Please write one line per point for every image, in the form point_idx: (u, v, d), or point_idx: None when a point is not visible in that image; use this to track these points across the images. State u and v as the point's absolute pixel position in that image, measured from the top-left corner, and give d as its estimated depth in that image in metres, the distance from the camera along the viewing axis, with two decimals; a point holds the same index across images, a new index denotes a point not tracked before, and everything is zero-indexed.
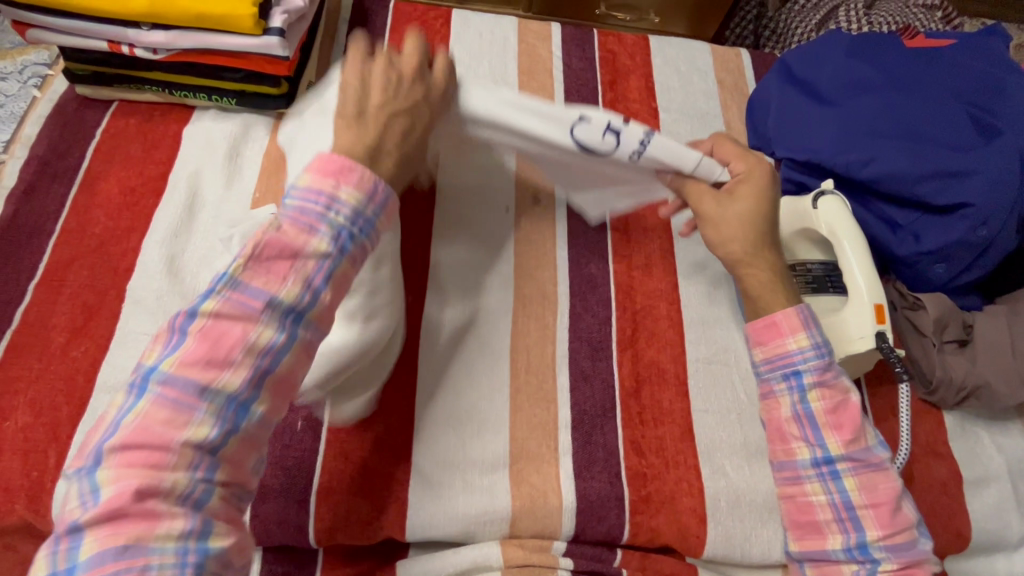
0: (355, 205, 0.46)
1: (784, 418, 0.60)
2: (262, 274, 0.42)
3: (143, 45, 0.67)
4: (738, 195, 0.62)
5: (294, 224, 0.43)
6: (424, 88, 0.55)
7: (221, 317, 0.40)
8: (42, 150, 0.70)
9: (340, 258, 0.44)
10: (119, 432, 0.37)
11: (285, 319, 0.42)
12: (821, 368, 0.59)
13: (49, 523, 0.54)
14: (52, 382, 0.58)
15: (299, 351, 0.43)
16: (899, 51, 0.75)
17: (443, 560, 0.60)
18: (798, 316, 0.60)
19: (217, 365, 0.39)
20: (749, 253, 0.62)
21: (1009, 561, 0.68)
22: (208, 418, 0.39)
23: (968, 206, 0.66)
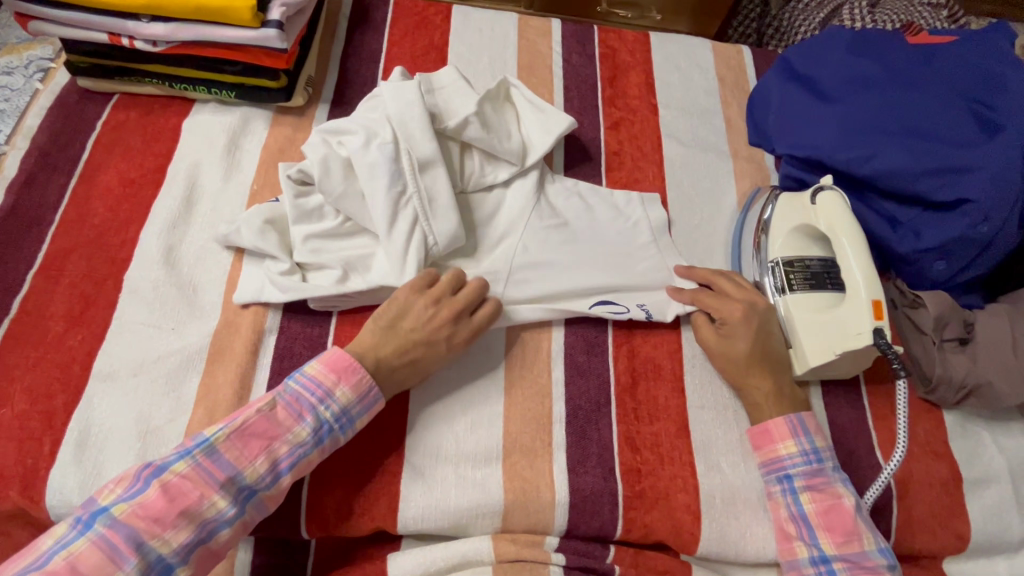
0: (344, 404, 0.56)
1: (783, 518, 0.60)
2: (237, 449, 0.51)
3: (142, 36, 0.68)
4: (728, 330, 0.65)
5: (286, 408, 0.54)
6: (450, 330, 0.61)
7: (187, 479, 0.48)
8: (44, 141, 0.71)
9: (312, 448, 0.54)
10: (50, 562, 0.44)
11: (238, 494, 0.50)
12: (810, 473, 0.60)
13: (43, 510, 0.54)
14: (48, 370, 0.58)
15: (238, 526, 0.50)
16: (900, 48, 0.75)
17: (434, 554, 0.59)
18: (788, 424, 0.62)
19: (162, 523, 0.46)
20: (746, 376, 0.64)
21: (1010, 564, 0.67)
22: (133, 574, 0.45)
23: (969, 202, 0.65)
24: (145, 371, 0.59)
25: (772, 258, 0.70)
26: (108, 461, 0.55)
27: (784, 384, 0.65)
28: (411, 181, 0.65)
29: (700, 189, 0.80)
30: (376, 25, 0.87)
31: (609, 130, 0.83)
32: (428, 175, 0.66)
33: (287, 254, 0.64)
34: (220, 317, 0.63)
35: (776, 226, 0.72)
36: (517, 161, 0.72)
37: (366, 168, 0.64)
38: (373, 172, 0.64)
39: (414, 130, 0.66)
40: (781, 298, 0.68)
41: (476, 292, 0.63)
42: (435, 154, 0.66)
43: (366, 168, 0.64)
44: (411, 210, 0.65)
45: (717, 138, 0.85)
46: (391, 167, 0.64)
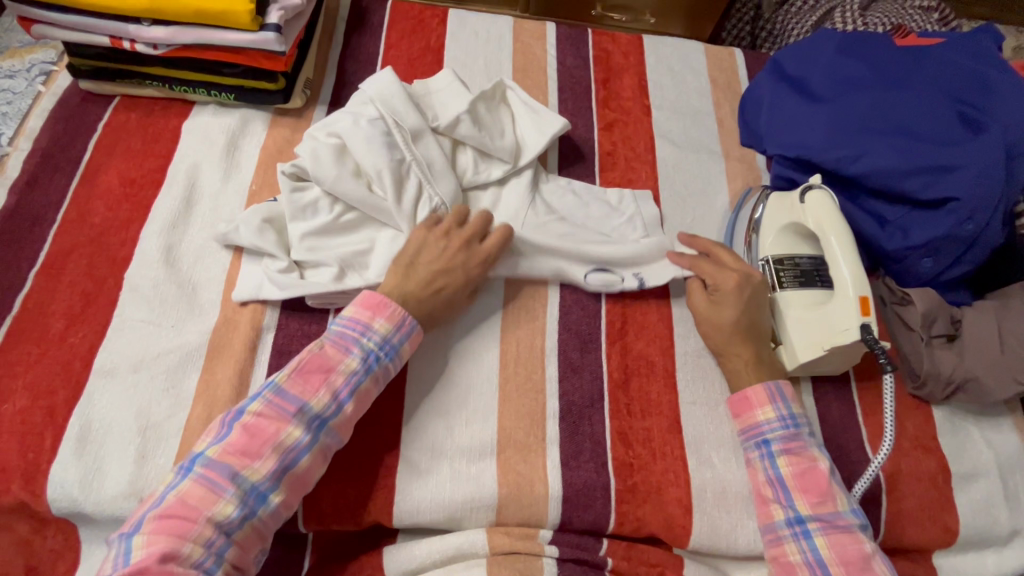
0: (385, 334, 0.59)
1: (761, 481, 0.60)
2: (299, 385, 0.55)
3: (143, 40, 0.69)
4: (716, 300, 0.67)
5: (334, 345, 0.57)
6: (467, 253, 0.64)
7: (262, 416, 0.53)
8: (46, 143, 0.72)
9: (365, 376, 0.57)
10: (165, 503, 0.49)
11: (310, 424, 0.54)
12: (787, 437, 0.61)
13: (45, 503, 0.55)
14: (50, 366, 0.59)
15: (317, 452, 0.54)
16: (889, 50, 0.76)
17: (429, 547, 0.60)
18: (765, 390, 0.63)
19: (249, 456, 0.51)
20: (730, 346, 0.66)
21: (998, 558, 0.68)
22: (233, 500, 0.50)
23: (955, 200, 0.66)
24: (145, 367, 0.60)
25: (762, 256, 0.72)
26: (109, 456, 0.56)
27: (767, 359, 0.66)
28: (407, 150, 0.68)
29: (693, 189, 0.81)
30: (374, 28, 0.88)
31: (603, 131, 0.84)
32: (421, 144, 0.69)
33: (284, 252, 0.65)
34: (219, 314, 0.64)
35: (767, 225, 0.73)
36: (509, 158, 0.73)
37: (361, 142, 0.67)
38: (367, 145, 0.67)
39: (399, 106, 0.70)
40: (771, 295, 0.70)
41: (481, 223, 0.66)
42: (424, 125, 0.70)
43: (359, 143, 0.67)
44: (415, 177, 0.68)
45: (710, 138, 0.86)
46: (386, 139, 0.68)
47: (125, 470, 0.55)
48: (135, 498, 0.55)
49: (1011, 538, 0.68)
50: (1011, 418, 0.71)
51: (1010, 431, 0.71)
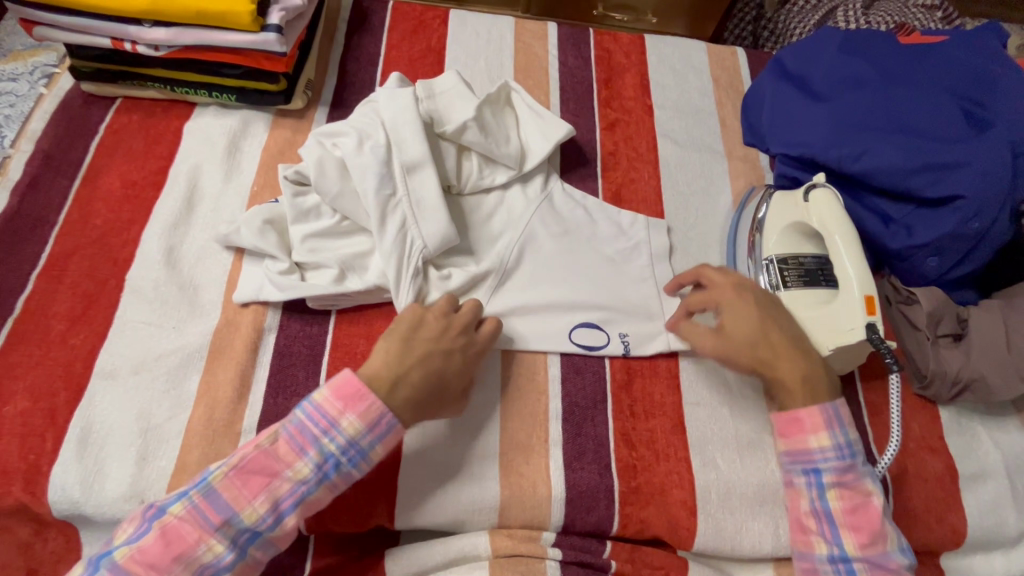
0: (351, 436, 0.52)
1: (804, 512, 0.58)
2: (234, 489, 0.49)
3: (144, 41, 0.69)
4: (729, 329, 0.62)
5: (289, 441, 0.51)
6: (467, 339, 0.60)
7: (184, 522, 0.48)
8: (48, 144, 0.72)
9: (316, 484, 0.51)
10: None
11: (238, 536, 0.49)
12: (841, 469, 0.57)
13: (45, 505, 0.55)
14: (51, 368, 0.59)
15: (241, 567, 0.50)
16: (892, 48, 0.76)
17: (431, 549, 0.59)
18: (822, 414, 0.59)
19: (159, 569, 0.47)
20: (769, 365, 0.61)
21: (1006, 559, 0.67)
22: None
23: (960, 198, 0.66)
24: (146, 369, 0.60)
25: (766, 256, 0.71)
26: (110, 458, 0.56)
27: (811, 363, 0.61)
28: (399, 184, 0.66)
29: (696, 189, 0.81)
30: (375, 29, 0.88)
31: (605, 131, 0.84)
32: (416, 177, 0.67)
33: (285, 254, 0.65)
34: (220, 315, 0.64)
35: (770, 225, 0.72)
36: (514, 165, 0.74)
37: (359, 169, 0.65)
38: (363, 174, 0.65)
39: (405, 135, 0.68)
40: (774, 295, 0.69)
41: (474, 314, 0.62)
42: (423, 158, 0.67)
43: (358, 169, 0.65)
44: (400, 213, 0.66)
45: (712, 137, 0.85)
46: (380, 170, 0.66)
47: (126, 472, 0.55)
48: (136, 500, 0.55)
49: (1019, 539, 0.67)
50: (1018, 418, 0.71)
51: (1017, 431, 0.70)
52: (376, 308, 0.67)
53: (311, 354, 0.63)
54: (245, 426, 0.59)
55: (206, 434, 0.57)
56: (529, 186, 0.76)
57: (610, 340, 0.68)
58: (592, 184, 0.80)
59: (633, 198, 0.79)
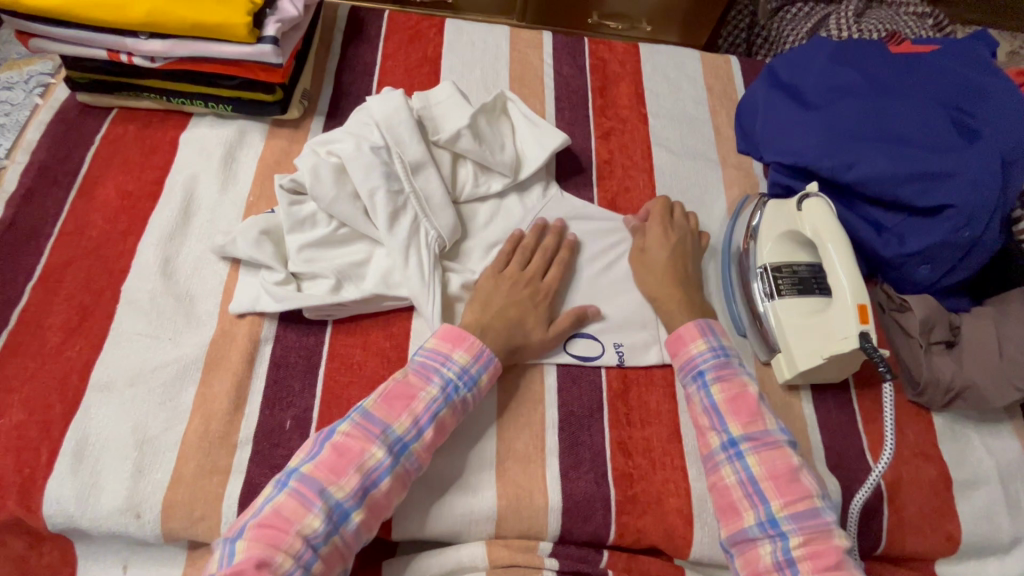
0: (464, 364, 0.59)
1: (697, 412, 0.62)
2: (385, 408, 0.55)
3: (140, 53, 0.69)
4: (648, 249, 0.72)
5: (417, 373, 0.58)
6: (534, 288, 0.67)
7: (350, 436, 0.53)
8: (44, 155, 0.72)
9: (444, 405, 0.57)
10: (262, 513, 0.50)
11: (393, 447, 0.54)
12: (719, 365, 0.63)
13: (41, 519, 0.55)
14: (47, 381, 0.59)
15: (397, 477, 0.54)
16: (882, 57, 0.76)
17: (428, 561, 0.59)
18: (696, 326, 0.66)
19: (337, 472, 0.51)
20: (656, 289, 0.70)
21: (1001, 565, 0.67)
22: (321, 515, 0.49)
23: (951, 207, 0.66)
24: (142, 381, 0.60)
25: (760, 263, 0.71)
26: (105, 471, 0.56)
27: (697, 297, 0.70)
28: (406, 182, 0.68)
29: (691, 197, 0.81)
30: (370, 39, 0.89)
31: (600, 140, 0.84)
32: (420, 176, 0.69)
33: (282, 264, 0.65)
34: (215, 327, 0.64)
35: (764, 232, 0.73)
36: (509, 173, 0.74)
37: (360, 169, 0.67)
38: (367, 172, 0.67)
39: (404, 136, 0.70)
40: (769, 303, 0.69)
41: (543, 259, 0.69)
42: (425, 156, 0.70)
43: (360, 168, 0.67)
44: (411, 210, 0.67)
45: (706, 146, 0.86)
46: (385, 169, 0.68)
47: (122, 485, 0.55)
48: (132, 513, 0.55)
49: (1014, 546, 0.67)
50: (1012, 425, 0.71)
51: (1011, 437, 0.71)
52: (373, 317, 0.67)
53: (307, 365, 0.63)
54: (241, 437, 0.59)
55: (202, 447, 0.57)
56: (524, 196, 0.76)
57: (605, 350, 0.68)
58: (587, 192, 0.80)
59: (628, 207, 0.80)
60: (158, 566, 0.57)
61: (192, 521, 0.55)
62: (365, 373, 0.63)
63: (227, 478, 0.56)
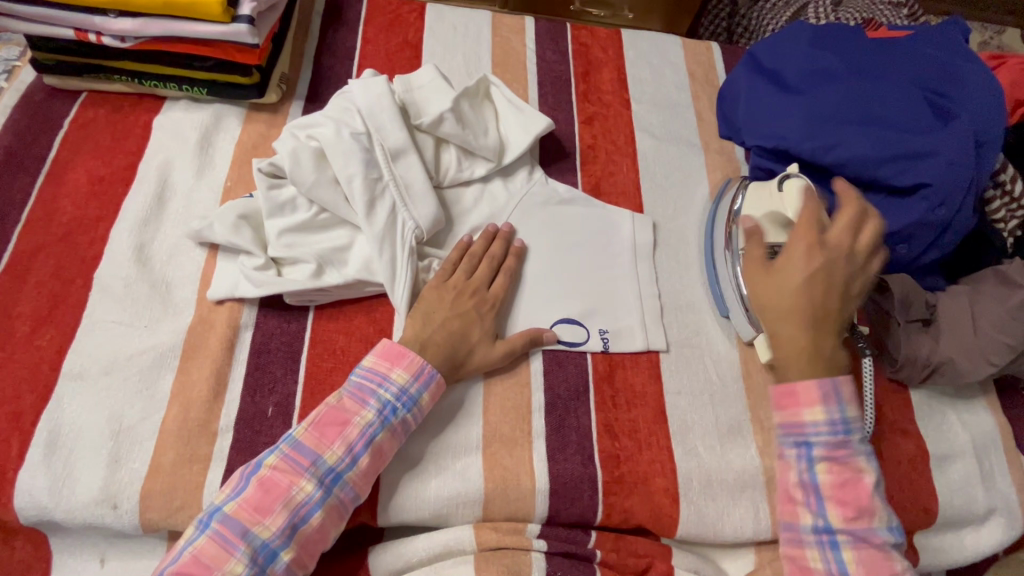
0: (402, 384, 0.58)
1: (791, 483, 0.56)
2: (315, 438, 0.54)
3: (110, 32, 0.67)
4: (779, 262, 0.61)
5: (352, 397, 0.57)
6: (477, 301, 0.65)
7: (277, 470, 0.52)
8: (9, 139, 0.69)
9: (381, 428, 0.56)
10: (181, 558, 0.49)
11: (324, 478, 0.53)
12: (833, 443, 0.55)
13: (12, 512, 0.53)
14: (16, 370, 0.57)
15: (330, 509, 0.53)
16: (860, 42, 0.78)
17: (415, 545, 0.59)
18: (818, 387, 0.55)
19: (261, 512, 0.50)
20: (776, 317, 0.59)
21: (977, 537, 0.69)
22: (243, 559, 0.49)
23: (927, 187, 0.68)
24: (117, 370, 0.58)
25: (743, 245, 0.71)
26: (79, 462, 0.54)
27: (823, 337, 0.58)
28: (385, 170, 0.67)
29: (674, 181, 0.82)
30: (349, 22, 0.87)
31: (583, 125, 0.84)
32: (401, 163, 0.68)
33: (261, 249, 0.64)
34: (194, 314, 0.62)
35: (746, 214, 0.73)
36: (494, 157, 0.73)
37: (340, 156, 0.66)
38: (347, 158, 0.66)
39: (385, 121, 0.69)
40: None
41: (488, 268, 0.67)
42: (406, 142, 0.69)
43: (340, 155, 0.66)
44: (389, 197, 0.67)
45: (688, 131, 0.86)
46: (365, 156, 0.66)
47: (98, 475, 0.54)
48: (108, 504, 0.53)
49: (989, 517, 0.69)
50: (986, 399, 0.73)
51: (985, 412, 0.72)
52: (356, 303, 0.66)
53: (288, 351, 0.62)
54: (222, 425, 0.57)
55: (182, 435, 0.56)
56: (508, 180, 0.76)
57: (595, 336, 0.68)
58: (571, 177, 0.80)
59: (612, 191, 0.80)
60: (136, 558, 0.56)
61: (172, 511, 0.54)
62: (349, 359, 0.62)
63: (208, 466, 0.55)
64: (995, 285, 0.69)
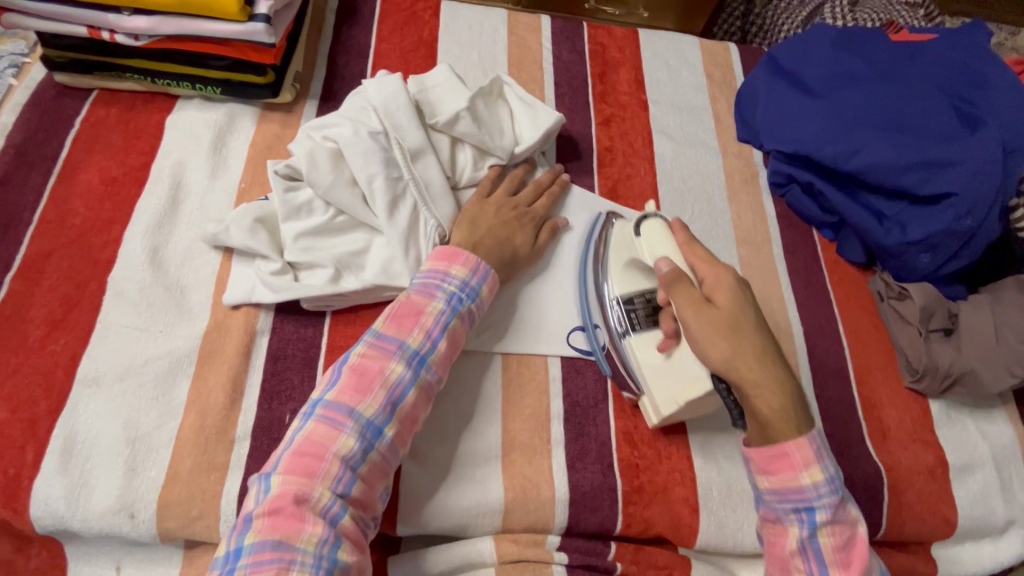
0: (463, 278, 0.60)
1: (790, 550, 0.52)
2: (396, 327, 0.56)
3: (123, 30, 0.66)
4: (717, 300, 0.55)
5: (420, 293, 0.58)
6: (519, 213, 0.68)
7: (367, 356, 0.54)
8: (19, 138, 0.68)
9: (453, 316, 0.58)
10: (295, 442, 0.50)
11: (411, 360, 0.55)
12: (835, 505, 0.51)
13: (28, 521, 0.52)
14: (30, 376, 0.56)
15: (420, 388, 0.55)
16: (885, 45, 0.76)
17: (434, 558, 0.58)
18: (811, 445, 0.51)
19: (361, 393, 0.52)
20: (744, 370, 0.53)
21: (994, 548, 0.69)
22: (354, 434, 0.50)
23: (952, 196, 0.67)
24: (132, 376, 0.57)
25: (612, 294, 0.66)
26: (96, 470, 0.53)
27: (790, 383, 0.53)
28: (405, 169, 0.66)
29: (693, 184, 0.80)
30: (364, 20, 0.86)
31: (600, 127, 0.83)
32: (420, 163, 0.67)
33: (278, 252, 0.63)
34: (209, 319, 0.61)
35: (611, 258, 0.67)
36: (508, 157, 0.72)
37: (358, 155, 0.64)
38: (365, 158, 0.64)
39: (402, 120, 0.67)
40: (626, 339, 0.64)
41: (531, 192, 0.71)
42: (424, 142, 0.67)
43: (358, 155, 0.64)
44: (410, 197, 0.65)
45: (707, 133, 0.85)
46: (384, 155, 0.65)
47: (115, 484, 0.53)
48: (125, 513, 0.52)
49: (1007, 528, 0.69)
50: (1005, 409, 0.72)
51: (1004, 422, 0.72)
52: (374, 308, 0.65)
53: (305, 357, 0.61)
54: (239, 432, 0.57)
55: (198, 443, 0.55)
56: None
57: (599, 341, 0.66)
58: (588, 179, 0.79)
59: (629, 194, 0.79)
60: (153, 567, 0.55)
61: (190, 520, 0.53)
62: None
63: (225, 475, 0.55)
64: (1017, 293, 0.68)
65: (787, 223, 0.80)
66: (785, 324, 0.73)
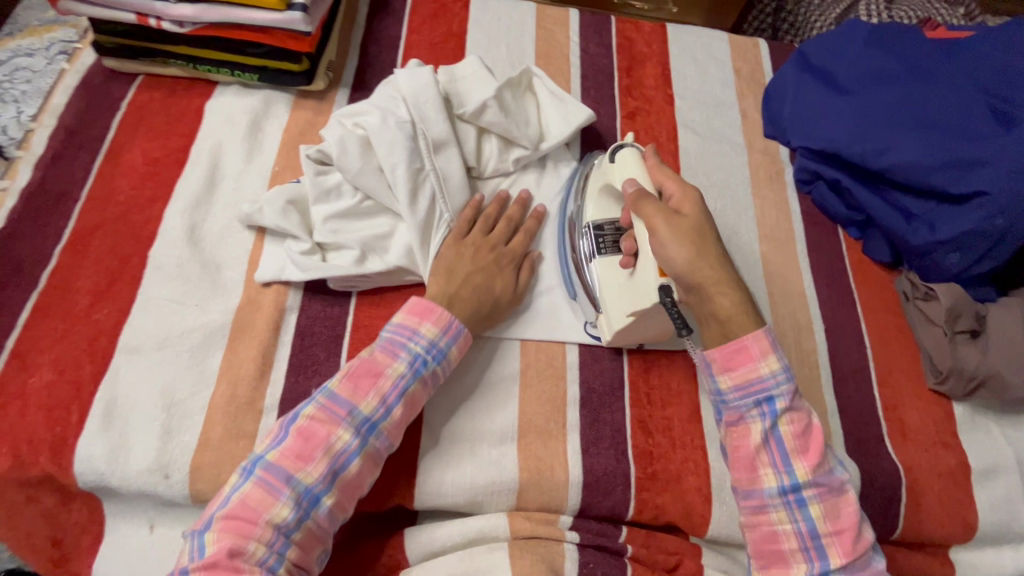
0: (431, 338, 0.59)
1: (754, 445, 0.54)
2: (349, 390, 0.55)
3: (168, 18, 0.69)
4: (684, 212, 0.58)
5: (383, 352, 0.58)
6: (495, 254, 0.66)
7: (315, 420, 0.53)
8: (70, 119, 0.72)
9: (412, 379, 0.57)
10: (229, 503, 0.50)
11: (361, 427, 0.54)
12: (792, 393, 0.54)
13: (72, 477, 0.55)
14: (75, 342, 0.59)
15: (367, 457, 0.54)
16: (920, 43, 0.75)
17: (449, 530, 0.60)
18: (767, 339, 0.54)
19: (303, 459, 0.51)
20: (707, 272, 0.55)
21: (1017, 554, 0.68)
22: (288, 503, 0.50)
23: (984, 195, 0.65)
24: (170, 345, 0.60)
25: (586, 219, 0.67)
26: (134, 432, 0.56)
27: (742, 284, 0.57)
28: (427, 160, 0.68)
29: (716, 179, 0.80)
30: (396, 11, 0.88)
31: (625, 120, 0.84)
32: (441, 156, 0.68)
33: (307, 234, 0.66)
34: (241, 294, 0.64)
35: (588, 192, 0.69)
36: (532, 146, 0.73)
37: (385, 143, 0.66)
38: (390, 148, 0.66)
39: (429, 112, 0.69)
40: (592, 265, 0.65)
41: (506, 229, 0.69)
42: (448, 133, 0.69)
43: (385, 143, 0.66)
44: (430, 187, 0.67)
45: (732, 129, 0.85)
46: (410, 145, 0.67)
47: (151, 446, 0.56)
48: (160, 474, 0.55)
49: None
50: None
51: None
52: (398, 291, 0.67)
53: (332, 334, 0.63)
54: (267, 403, 0.59)
55: (229, 411, 0.58)
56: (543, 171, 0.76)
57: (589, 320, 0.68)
58: None
59: None
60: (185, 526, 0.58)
61: (219, 483, 0.56)
62: None
63: (253, 443, 0.57)
64: None
65: (811, 220, 0.79)
66: (806, 321, 0.73)
